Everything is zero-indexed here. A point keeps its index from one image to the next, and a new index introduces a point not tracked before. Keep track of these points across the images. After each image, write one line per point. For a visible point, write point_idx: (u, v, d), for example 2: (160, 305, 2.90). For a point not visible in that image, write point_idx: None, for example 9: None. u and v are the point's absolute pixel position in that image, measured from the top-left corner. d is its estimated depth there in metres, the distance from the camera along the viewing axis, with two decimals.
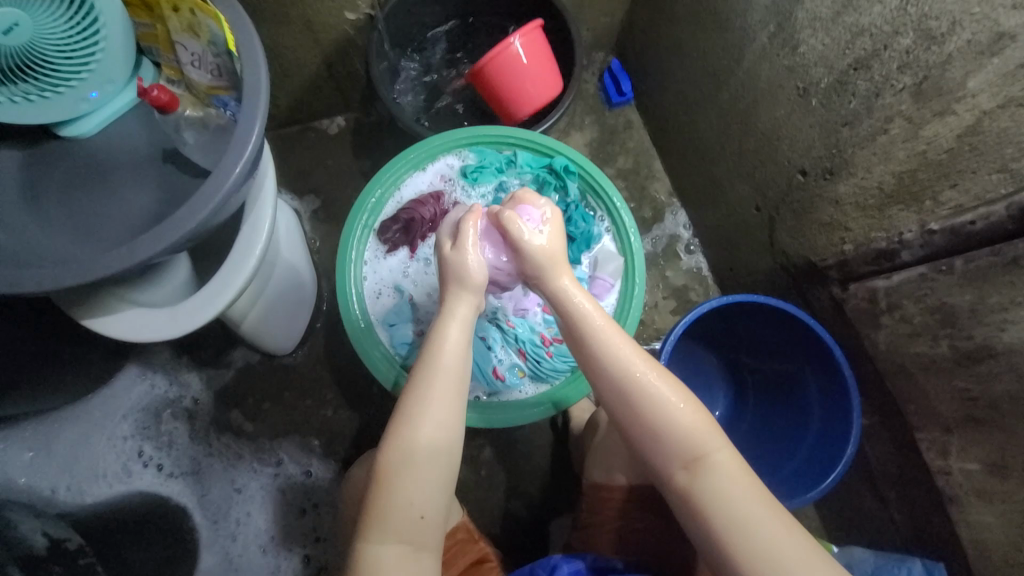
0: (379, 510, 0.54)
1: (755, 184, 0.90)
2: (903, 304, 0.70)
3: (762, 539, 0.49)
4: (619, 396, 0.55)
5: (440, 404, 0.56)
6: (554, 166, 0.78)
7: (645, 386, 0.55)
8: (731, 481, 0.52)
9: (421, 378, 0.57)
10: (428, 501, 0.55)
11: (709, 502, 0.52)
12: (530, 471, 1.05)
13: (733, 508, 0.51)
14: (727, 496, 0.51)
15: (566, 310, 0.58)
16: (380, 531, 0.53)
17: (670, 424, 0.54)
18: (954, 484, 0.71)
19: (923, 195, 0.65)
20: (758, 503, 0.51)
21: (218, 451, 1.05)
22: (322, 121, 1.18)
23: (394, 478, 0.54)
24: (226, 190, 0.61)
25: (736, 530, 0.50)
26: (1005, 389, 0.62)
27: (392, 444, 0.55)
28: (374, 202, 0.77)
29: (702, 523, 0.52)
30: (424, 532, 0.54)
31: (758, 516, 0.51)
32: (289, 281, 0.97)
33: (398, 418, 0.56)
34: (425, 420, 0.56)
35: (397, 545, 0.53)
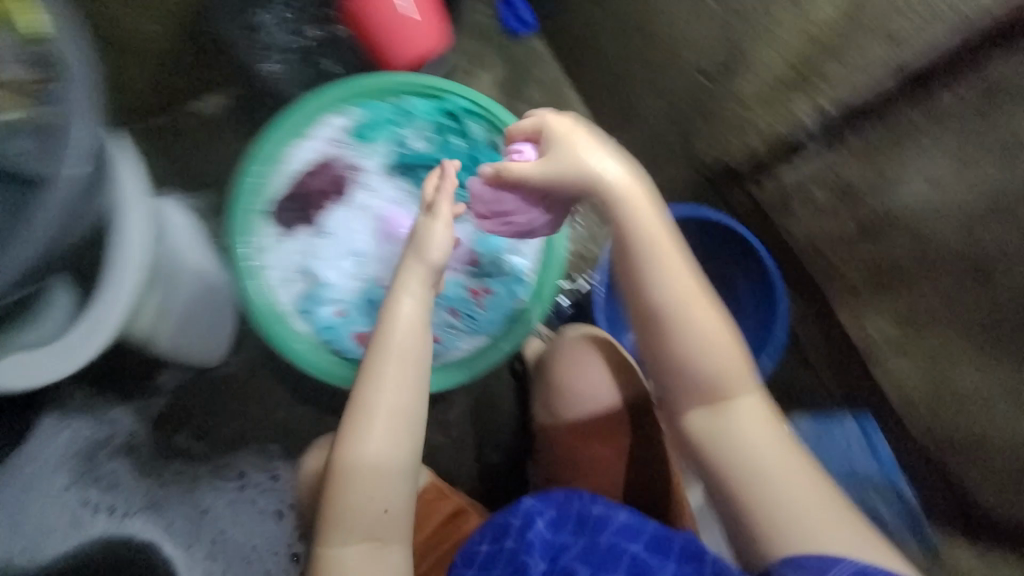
0: (337, 509, 0.56)
1: (664, 94, 0.88)
2: (811, 189, 0.73)
3: (773, 474, 0.55)
4: (650, 328, 0.58)
5: (392, 397, 0.58)
6: (450, 108, 0.72)
7: (689, 327, 0.57)
8: (751, 417, 0.57)
9: (373, 370, 0.58)
10: (387, 493, 0.57)
11: (729, 437, 0.57)
12: (500, 423, 1.07)
13: (748, 444, 0.56)
14: (745, 446, 0.56)
15: (632, 243, 0.58)
16: (341, 531, 0.56)
17: (705, 362, 0.57)
18: (868, 341, 0.76)
19: (813, 77, 0.66)
20: (773, 441, 0.57)
21: (172, 478, 0.99)
22: (194, 102, 1.04)
23: (351, 475, 0.56)
24: (65, 195, 0.53)
25: (748, 463, 0.56)
26: (904, 249, 0.68)
27: (347, 443, 0.57)
28: (257, 181, 0.68)
29: (716, 454, 0.57)
30: (386, 526, 0.57)
31: (772, 451, 0.56)
32: (201, 286, 0.88)
33: (352, 415, 0.58)
34: (382, 415, 0.57)
35: (361, 541, 0.56)
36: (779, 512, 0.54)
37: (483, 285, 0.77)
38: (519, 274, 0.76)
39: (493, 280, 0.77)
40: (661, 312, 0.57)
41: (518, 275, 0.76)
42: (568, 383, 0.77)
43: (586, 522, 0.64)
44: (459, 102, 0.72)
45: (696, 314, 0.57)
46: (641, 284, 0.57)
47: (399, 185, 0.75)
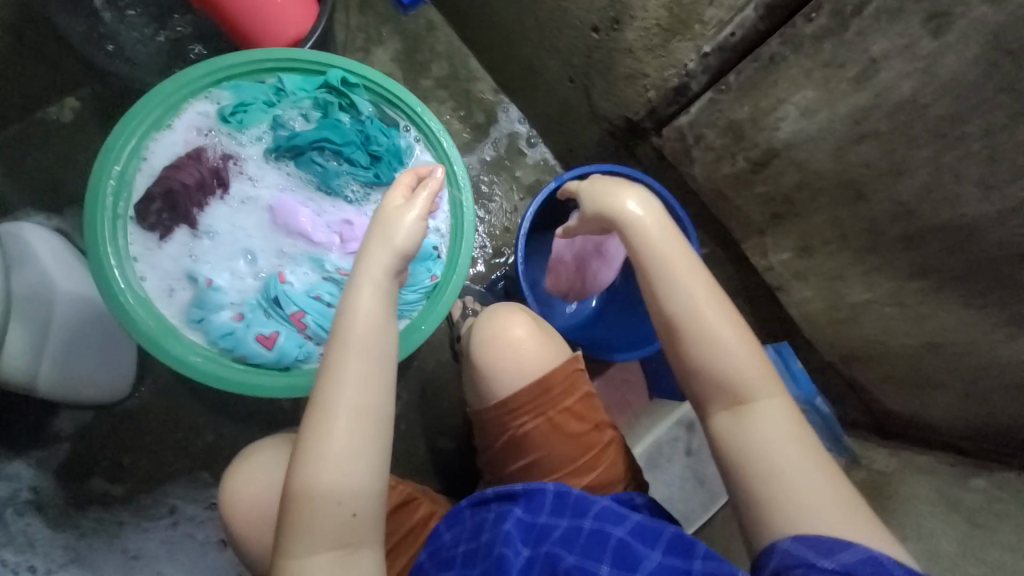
0: (300, 520, 0.51)
1: (561, 54, 0.88)
2: (705, 133, 0.75)
3: (797, 475, 0.55)
4: (671, 326, 0.61)
5: (356, 395, 0.53)
6: (330, 81, 0.68)
7: (704, 326, 0.60)
8: (778, 417, 0.57)
9: (332, 367, 0.54)
10: (359, 496, 0.52)
11: (755, 431, 0.57)
12: (449, 407, 1.05)
13: (773, 443, 0.56)
14: (766, 433, 0.57)
15: (657, 255, 0.63)
16: (307, 543, 0.51)
17: (724, 359, 0.59)
18: (777, 276, 0.82)
19: (690, 20, 0.66)
20: (799, 443, 0.56)
21: (91, 528, 0.90)
22: (48, 108, 0.90)
23: (314, 481, 0.51)
24: None
25: (771, 458, 0.55)
26: (791, 181, 0.71)
27: (308, 448, 0.52)
28: (117, 183, 0.62)
29: (740, 445, 0.57)
30: (358, 531, 0.52)
31: (796, 450, 0.56)
32: (78, 315, 0.78)
33: (312, 417, 0.53)
34: (346, 413, 0.53)
35: (329, 552, 0.51)
36: (794, 497, 0.54)
37: None
38: (432, 251, 0.73)
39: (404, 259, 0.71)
40: (680, 312, 0.61)
41: (431, 252, 0.73)
42: (489, 362, 0.75)
43: (574, 506, 0.62)
44: (338, 74, 0.68)
45: (718, 319, 0.60)
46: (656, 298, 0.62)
47: (286, 171, 0.70)
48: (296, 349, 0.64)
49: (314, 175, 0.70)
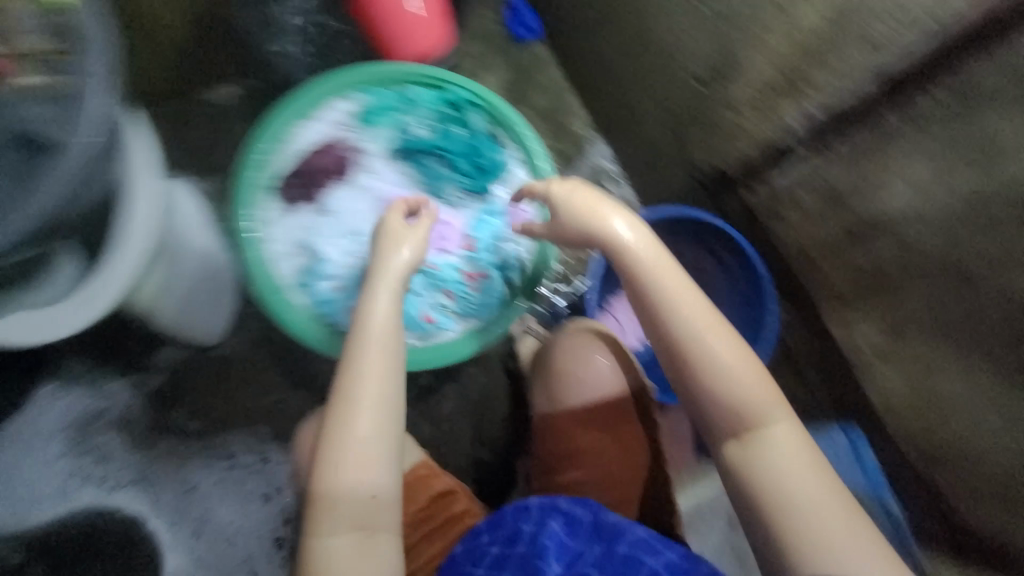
0: (325, 503, 0.56)
1: (661, 100, 0.91)
2: (799, 193, 0.75)
3: (807, 501, 0.54)
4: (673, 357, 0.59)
5: (374, 390, 0.58)
6: (453, 99, 0.76)
7: (713, 356, 0.57)
8: (786, 443, 0.56)
9: (354, 363, 0.59)
10: (374, 477, 0.57)
11: (765, 462, 0.55)
12: (490, 418, 1.08)
13: (784, 472, 0.55)
14: (778, 469, 0.55)
15: (652, 284, 0.59)
16: (331, 522, 0.56)
17: (731, 389, 0.57)
18: (856, 351, 0.77)
19: (801, 82, 0.68)
20: (807, 465, 0.55)
21: (163, 454, 1.00)
22: (207, 91, 1.07)
23: (337, 468, 0.56)
24: (76, 160, 0.56)
25: (782, 486, 0.54)
26: (889, 256, 0.70)
27: (334, 437, 0.57)
28: (263, 158, 0.72)
29: (751, 479, 0.56)
30: (375, 511, 0.57)
31: (804, 474, 0.55)
32: (203, 266, 0.91)
33: (337, 411, 0.58)
34: (363, 404, 0.58)
35: (349, 531, 0.56)
36: (808, 537, 0.53)
37: (479, 270, 0.78)
38: (513, 260, 0.78)
39: (488, 263, 0.78)
40: (680, 340, 0.58)
41: (512, 262, 0.78)
42: (567, 373, 0.80)
43: (604, 531, 0.64)
44: (461, 93, 0.75)
45: (720, 346, 0.57)
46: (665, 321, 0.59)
47: (400, 169, 0.79)
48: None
49: (423, 176, 0.78)
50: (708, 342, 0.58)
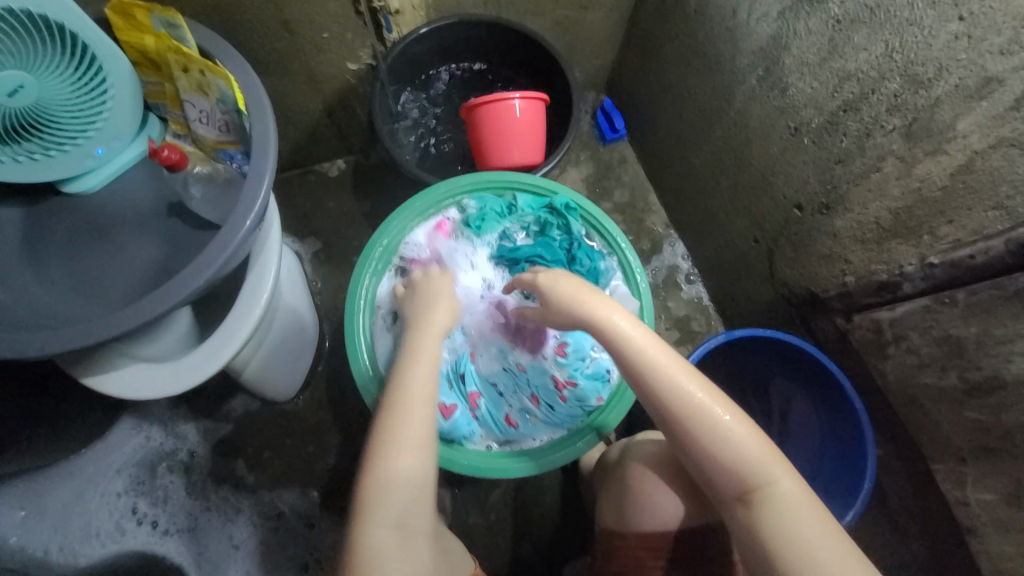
0: (373, 501, 0.55)
1: (752, 216, 0.92)
2: (909, 335, 0.70)
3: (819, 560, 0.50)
4: (671, 423, 0.57)
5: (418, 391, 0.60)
6: (555, 205, 0.81)
7: (700, 413, 0.56)
8: (792, 500, 0.53)
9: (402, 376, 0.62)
10: (416, 478, 0.57)
11: (770, 523, 0.53)
12: (542, 514, 1.03)
13: (793, 530, 0.52)
14: (786, 527, 0.52)
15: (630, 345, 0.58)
16: (376, 517, 0.55)
17: (731, 449, 0.55)
18: (972, 515, 0.70)
19: (920, 229, 0.65)
20: (819, 522, 0.52)
21: (217, 505, 1.02)
22: (323, 164, 1.20)
23: (381, 471, 0.56)
24: (236, 244, 0.63)
25: (792, 545, 0.51)
26: (1016, 420, 0.62)
27: (381, 444, 0.57)
28: (383, 249, 0.79)
29: (758, 538, 0.53)
30: (416, 511, 0.56)
31: (815, 531, 0.52)
32: (291, 327, 0.95)
33: (384, 423, 0.58)
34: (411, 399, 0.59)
35: (394, 527, 0.55)
36: None
37: (569, 378, 0.76)
38: (604, 373, 0.77)
39: (579, 373, 0.77)
40: (672, 406, 0.56)
41: (602, 374, 0.77)
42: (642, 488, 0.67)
43: None
44: (562, 201, 0.81)
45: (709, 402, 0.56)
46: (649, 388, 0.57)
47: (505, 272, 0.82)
48: (469, 426, 0.75)
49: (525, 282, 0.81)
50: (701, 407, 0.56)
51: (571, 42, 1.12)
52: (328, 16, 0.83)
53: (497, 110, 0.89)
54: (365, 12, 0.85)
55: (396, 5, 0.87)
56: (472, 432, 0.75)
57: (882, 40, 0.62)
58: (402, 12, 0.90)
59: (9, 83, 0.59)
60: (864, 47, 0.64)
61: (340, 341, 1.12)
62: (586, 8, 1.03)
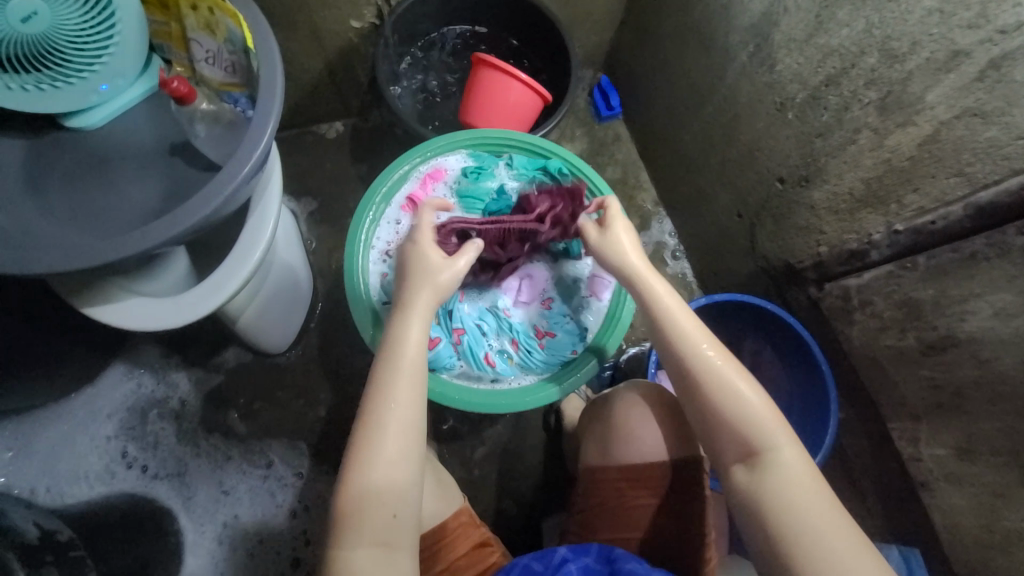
0: (351, 515, 0.53)
1: (737, 191, 0.96)
2: (874, 300, 0.75)
3: (816, 534, 0.49)
4: (688, 380, 0.59)
5: (400, 399, 0.57)
6: (550, 167, 0.86)
7: (715, 372, 0.58)
8: (798, 472, 0.53)
9: (384, 382, 0.58)
10: (391, 482, 0.54)
11: (770, 492, 0.52)
12: (523, 471, 1.07)
13: (794, 501, 0.51)
14: (785, 493, 0.52)
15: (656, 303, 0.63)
16: (354, 521, 0.53)
17: (740, 410, 0.56)
18: (924, 469, 0.76)
19: (889, 198, 0.70)
20: (825, 502, 0.51)
21: (206, 452, 1.03)
22: (321, 126, 1.21)
23: (359, 469, 0.54)
24: (239, 181, 0.65)
25: (789, 510, 0.51)
26: (967, 375, 0.67)
27: (362, 437, 0.55)
28: (385, 191, 0.83)
29: (753, 499, 0.53)
30: (397, 530, 0.54)
31: (818, 507, 0.51)
32: (287, 279, 0.97)
33: (365, 429, 0.56)
34: (391, 406, 0.56)
35: (373, 546, 0.52)
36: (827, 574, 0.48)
37: (550, 328, 0.82)
38: (583, 330, 0.82)
39: (560, 325, 0.82)
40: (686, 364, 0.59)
41: (581, 331, 0.82)
42: (628, 420, 0.71)
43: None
44: (558, 163, 0.86)
45: (725, 368, 0.58)
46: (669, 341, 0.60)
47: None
48: (448, 357, 0.78)
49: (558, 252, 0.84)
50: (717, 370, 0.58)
51: (571, 16, 1.14)
52: None
53: (500, 77, 0.91)
54: None
55: None
56: (450, 363, 0.79)
57: (863, 16, 0.66)
58: None
59: (23, 11, 0.62)
60: (847, 24, 0.68)
61: (332, 300, 1.14)
62: None
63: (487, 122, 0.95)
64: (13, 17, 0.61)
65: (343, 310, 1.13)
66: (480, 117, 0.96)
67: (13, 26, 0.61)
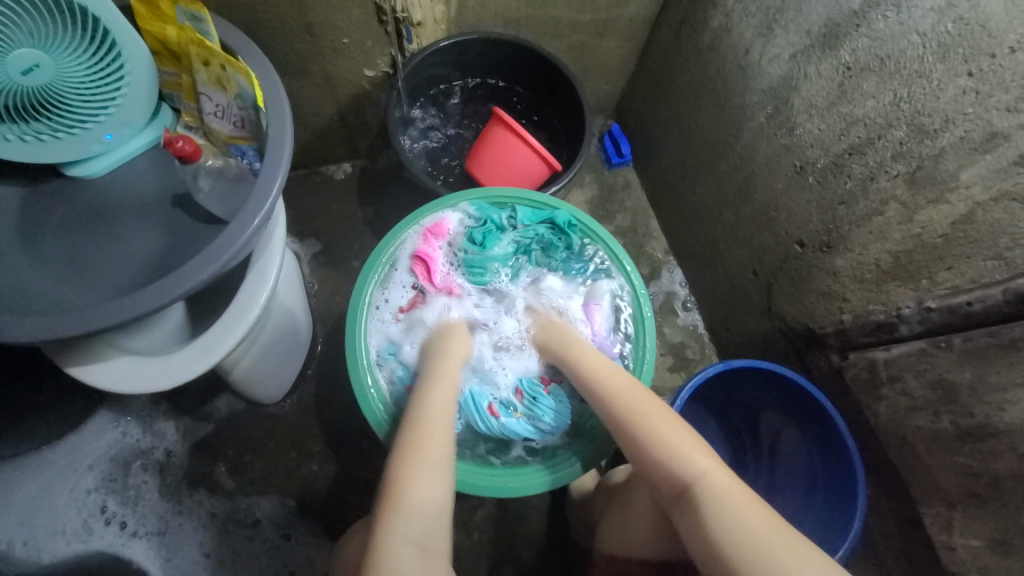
0: (393, 514, 0.57)
1: (753, 250, 0.93)
2: (904, 377, 0.71)
3: (751, 538, 0.51)
4: (612, 421, 0.65)
5: (438, 410, 0.66)
6: (557, 220, 0.83)
7: (638, 415, 0.63)
8: (728, 490, 0.55)
9: (424, 397, 0.67)
10: (434, 487, 0.60)
11: (702, 510, 0.55)
12: (525, 536, 1.00)
13: (727, 511, 0.53)
14: (722, 516, 0.53)
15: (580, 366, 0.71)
16: (397, 521, 0.57)
17: (665, 444, 0.60)
18: (958, 562, 0.70)
19: (919, 273, 0.67)
20: (755, 510, 0.53)
21: (189, 509, 0.97)
22: (329, 167, 1.20)
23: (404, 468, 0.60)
24: (242, 242, 0.62)
25: (728, 531, 0.52)
26: (1007, 467, 0.62)
27: (405, 442, 0.62)
28: (390, 253, 0.80)
29: (699, 532, 0.54)
30: (433, 535, 0.58)
31: (747, 511, 0.53)
32: (286, 328, 0.94)
33: (405, 437, 0.63)
34: (430, 413, 0.65)
35: (417, 545, 0.56)
36: None
37: (557, 376, 0.81)
38: None
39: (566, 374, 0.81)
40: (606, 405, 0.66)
41: None
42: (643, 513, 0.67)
43: None
44: (565, 216, 0.83)
45: (641, 401, 0.64)
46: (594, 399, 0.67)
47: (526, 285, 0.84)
48: None
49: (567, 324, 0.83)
50: (634, 405, 0.64)
51: (584, 66, 1.14)
52: (350, 23, 0.84)
53: (509, 139, 0.91)
54: (388, 22, 0.87)
55: (418, 17, 0.90)
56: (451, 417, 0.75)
57: (891, 89, 0.64)
58: (423, 24, 0.92)
59: (24, 62, 0.58)
60: (872, 95, 0.66)
61: (332, 345, 1.10)
62: (602, 35, 1.06)
63: (496, 182, 0.95)
64: (13, 69, 0.58)
65: (342, 357, 1.09)
66: (487, 176, 0.95)
67: (12, 78, 0.58)
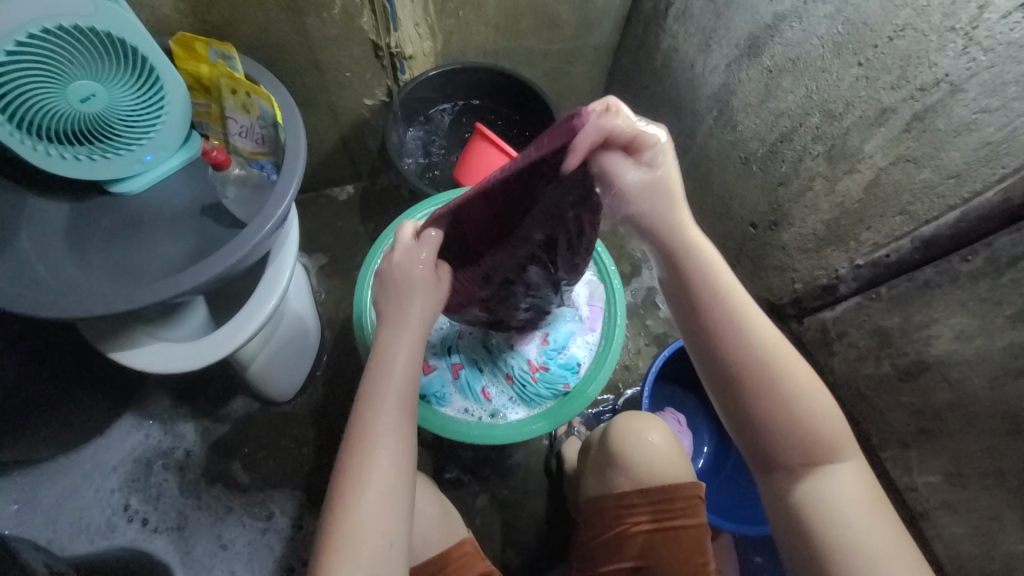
0: (338, 550, 0.50)
1: (715, 237, 1.04)
2: (849, 331, 0.82)
3: (875, 543, 0.51)
4: (747, 367, 0.53)
5: (390, 421, 0.54)
6: None
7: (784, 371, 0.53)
8: (851, 485, 0.53)
9: (373, 405, 0.55)
10: (387, 524, 0.51)
11: (820, 499, 0.53)
12: (526, 518, 1.06)
13: (850, 505, 0.52)
14: (845, 503, 0.52)
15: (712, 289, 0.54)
16: (342, 554, 0.50)
17: (806, 417, 0.53)
18: (921, 499, 0.76)
19: (847, 237, 0.78)
20: (877, 508, 0.52)
21: (207, 504, 1.03)
22: (333, 189, 1.33)
23: (348, 497, 0.51)
24: (262, 236, 0.73)
25: (847, 525, 0.51)
26: (942, 398, 0.70)
27: (351, 464, 0.52)
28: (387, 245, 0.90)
29: (810, 510, 0.53)
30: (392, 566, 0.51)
31: (865, 514, 0.52)
32: (298, 328, 1.03)
33: (351, 460, 0.53)
34: (382, 425, 0.54)
35: None
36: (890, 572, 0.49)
37: (543, 362, 0.87)
38: (575, 365, 0.87)
39: (552, 359, 0.87)
40: (747, 369, 0.53)
41: (573, 365, 0.87)
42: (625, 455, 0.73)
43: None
44: None
45: (787, 359, 0.54)
46: (730, 330, 0.53)
47: None
48: (441, 388, 0.84)
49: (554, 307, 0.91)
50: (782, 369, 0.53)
51: (558, 90, 1.28)
52: (351, 58, 0.99)
53: (493, 150, 1.03)
54: (384, 57, 1.02)
55: (409, 51, 1.04)
56: (446, 396, 0.84)
57: (803, 85, 0.77)
58: (414, 57, 1.07)
59: (82, 93, 0.70)
60: (791, 90, 0.79)
61: (338, 348, 1.18)
62: (570, 62, 1.21)
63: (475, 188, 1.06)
64: (73, 98, 0.70)
65: (349, 359, 1.17)
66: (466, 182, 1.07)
67: (72, 105, 0.70)
